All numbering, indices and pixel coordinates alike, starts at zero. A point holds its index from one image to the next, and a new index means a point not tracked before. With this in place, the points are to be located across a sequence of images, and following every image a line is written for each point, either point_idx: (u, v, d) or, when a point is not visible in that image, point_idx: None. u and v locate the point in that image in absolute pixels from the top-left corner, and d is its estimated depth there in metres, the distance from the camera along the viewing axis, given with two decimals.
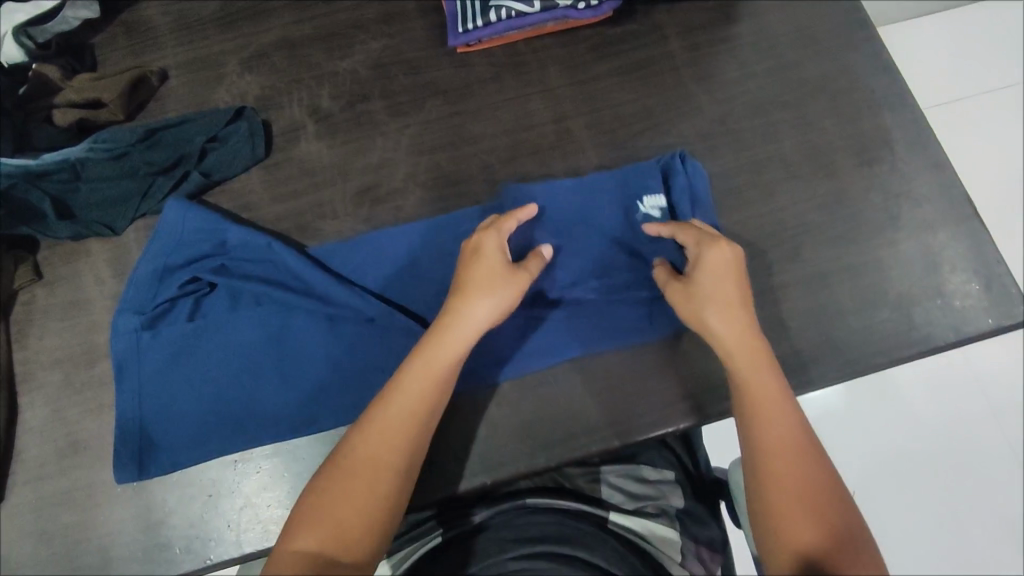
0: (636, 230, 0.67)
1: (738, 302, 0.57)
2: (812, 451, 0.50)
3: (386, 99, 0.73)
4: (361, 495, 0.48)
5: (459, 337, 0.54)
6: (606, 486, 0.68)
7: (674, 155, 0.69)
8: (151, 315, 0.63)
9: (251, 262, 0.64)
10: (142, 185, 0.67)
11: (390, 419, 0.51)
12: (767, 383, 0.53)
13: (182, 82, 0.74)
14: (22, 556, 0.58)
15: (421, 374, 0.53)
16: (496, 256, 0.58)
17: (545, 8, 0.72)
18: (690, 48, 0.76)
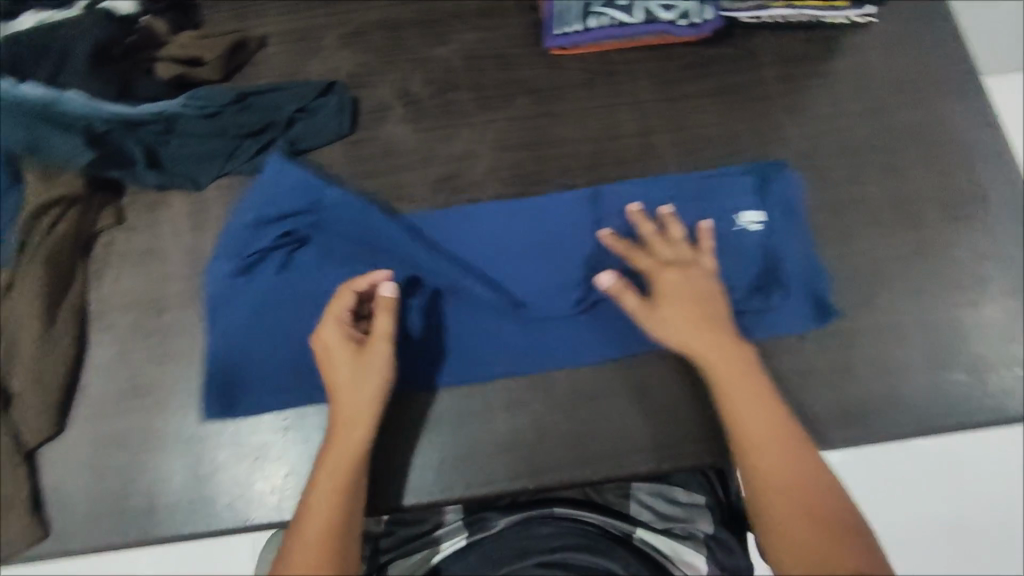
0: (730, 243, 0.67)
1: (701, 329, 0.57)
2: (793, 439, 0.54)
3: (475, 92, 0.74)
4: None
5: (346, 432, 0.56)
6: (635, 503, 0.69)
7: (773, 164, 0.70)
8: (244, 264, 0.63)
9: (344, 221, 0.64)
10: (230, 146, 0.69)
11: (309, 544, 0.52)
12: (753, 402, 0.55)
13: (280, 50, 0.75)
14: (75, 486, 0.60)
15: (327, 489, 0.54)
16: (342, 343, 0.57)
17: (647, 20, 0.71)
18: (786, 78, 0.74)
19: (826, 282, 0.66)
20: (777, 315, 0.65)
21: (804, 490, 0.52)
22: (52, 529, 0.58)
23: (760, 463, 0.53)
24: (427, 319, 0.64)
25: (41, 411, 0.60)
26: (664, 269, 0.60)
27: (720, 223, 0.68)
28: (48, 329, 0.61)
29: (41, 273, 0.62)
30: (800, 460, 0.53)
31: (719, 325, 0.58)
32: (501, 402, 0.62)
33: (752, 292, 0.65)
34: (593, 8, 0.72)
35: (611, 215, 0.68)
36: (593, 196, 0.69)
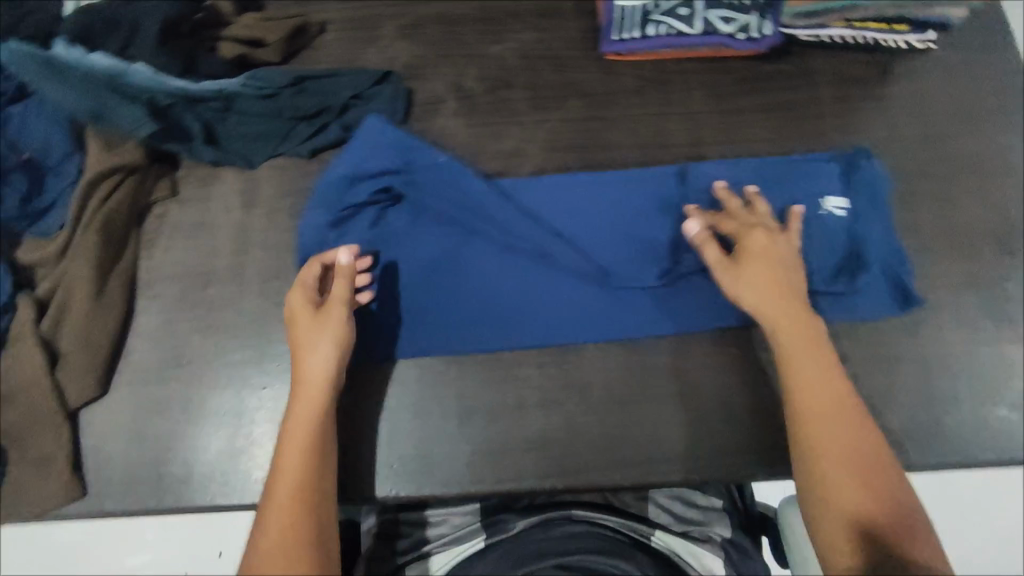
0: (813, 227, 0.67)
1: (780, 291, 0.58)
2: (857, 416, 0.53)
3: (528, 91, 0.74)
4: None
5: (305, 392, 0.57)
6: (653, 505, 0.68)
7: (859, 152, 0.70)
8: (336, 219, 0.66)
9: (438, 182, 0.66)
10: (285, 127, 0.70)
11: (280, 504, 0.51)
12: (819, 369, 0.55)
13: (338, 36, 0.76)
14: (116, 448, 0.61)
15: (297, 452, 0.54)
16: (307, 310, 0.59)
17: (705, 32, 0.71)
18: (841, 98, 0.74)
19: (908, 271, 0.66)
20: (859, 300, 0.65)
21: (862, 460, 0.51)
22: (91, 488, 0.60)
23: (817, 427, 0.53)
24: (508, 282, 0.65)
25: (86, 373, 0.61)
26: (752, 231, 0.61)
27: (804, 207, 0.67)
28: (99, 294, 0.63)
29: (96, 239, 0.63)
30: (859, 433, 0.52)
31: (795, 294, 0.59)
32: (537, 400, 0.63)
33: (835, 276, 0.65)
34: (653, 16, 0.72)
35: (697, 194, 0.68)
36: (679, 173, 0.69)
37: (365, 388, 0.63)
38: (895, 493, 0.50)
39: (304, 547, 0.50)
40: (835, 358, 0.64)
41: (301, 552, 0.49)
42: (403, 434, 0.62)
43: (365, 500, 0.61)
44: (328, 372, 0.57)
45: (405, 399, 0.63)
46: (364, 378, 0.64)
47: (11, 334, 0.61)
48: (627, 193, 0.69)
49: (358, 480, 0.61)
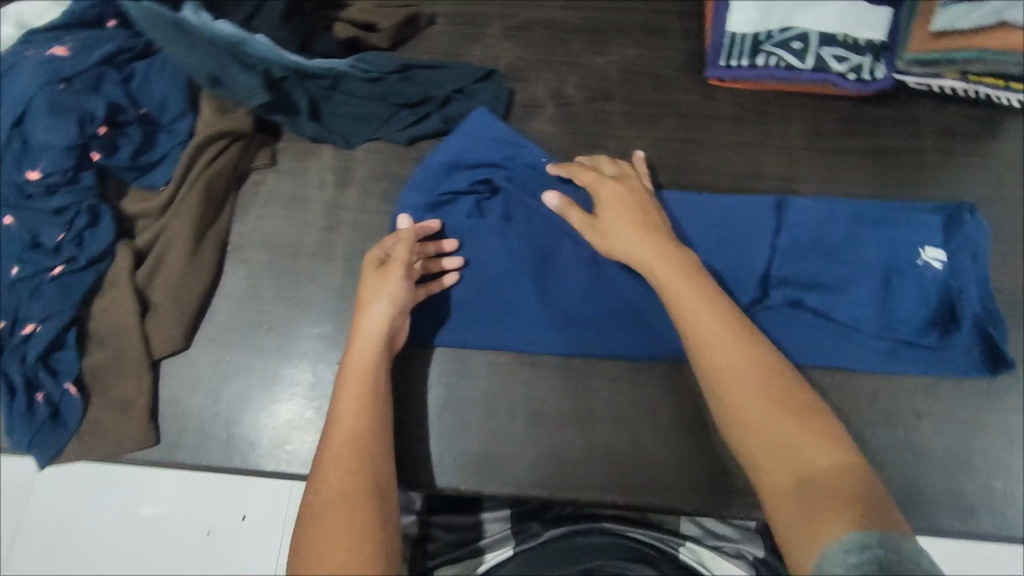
0: (909, 276, 0.65)
1: (651, 232, 0.58)
2: (744, 335, 0.52)
3: (626, 106, 0.74)
4: (339, 524, 0.47)
5: (364, 344, 0.57)
6: (687, 520, 0.70)
7: (963, 206, 0.67)
8: (436, 201, 0.68)
9: (534, 183, 0.68)
10: (386, 113, 0.71)
11: (338, 452, 0.51)
12: (711, 310, 0.53)
13: (446, 30, 0.77)
14: (192, 401, 0.63)
15: (355, 402, 0.54)
16: (372, 269, 0.60)
17: (816, 68, 0.71)
18: (944, 150, 0.72)
19: (1003, 333, 0.63)
20: (945, 355, 0.64)
21: (780, 400, 0.49)
22: (162, 438, 0.62)
23: (725, 378, 0.50)
24: (592, 285, 0.65)
25: (173, 326, 0.63)
26: (605, 181, 0.63)
27: (901, 254, 0.66)
28: (194, 252, 0.65)
29: (197, 198, 0.65)
30: (771, 369, 0.50)
31: (660, 231, 0.59)
32: (606, 414, 0.63)
33: (925, 329, 0.64)
34: (763, 46, 0.71)
35: (793, 226, 0.67)
36: (777, 206, 0.68)
37: (435, 372, 0.65)
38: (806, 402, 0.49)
39: (360, 497, 0.49)
40: (913, 414, 0.63)
41: (356, 499, 0.49)
42: (471, 429, 0.63)
43: (426, 488, 0.62)
44: (387, 329, 0.58)
45: (475, 394, 0.64)
46: (431, 367, 0.65)
47: (108, 279, 0.63)
48: (723, 215, 0.68)
49: (421, 467, 0.62)
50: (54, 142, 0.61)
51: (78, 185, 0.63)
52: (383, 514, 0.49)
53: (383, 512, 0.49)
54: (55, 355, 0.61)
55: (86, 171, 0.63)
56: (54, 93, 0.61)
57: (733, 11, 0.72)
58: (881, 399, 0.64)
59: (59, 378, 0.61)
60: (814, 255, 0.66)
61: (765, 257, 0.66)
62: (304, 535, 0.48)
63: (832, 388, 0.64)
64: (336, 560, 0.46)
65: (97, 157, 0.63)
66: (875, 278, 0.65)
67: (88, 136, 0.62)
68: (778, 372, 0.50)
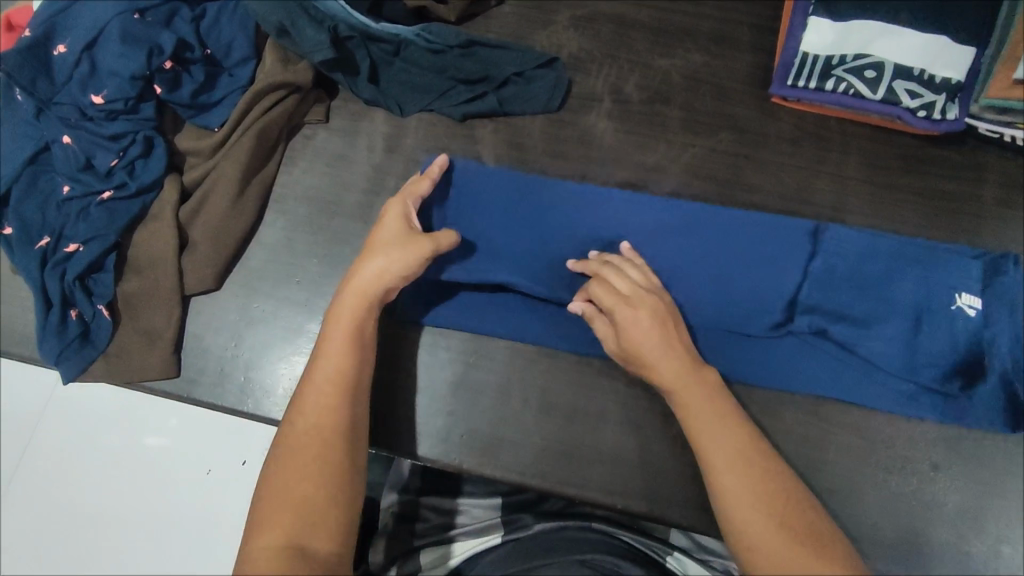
0: (940, 319, 0.63)
1: (679, 350, 0.57)
2: (752, 451, 0.52)
3: (684, 112, 0.73)
4: (307, 465, 0.49)
5: (363, 290, 0.57)
6: (674, 532, 0.71)
7: (1006, 256, 0.65)
8: (473, 188, 0.68)
9: (569, 195, 0.68)
10: (444, 86, 0.71)
11: (320, 390, 0.53)
12: (717, 420, 0.53)
13: (514, 12, 0.77)
14: (214, 341, 0.65)
15: (341, 345, 0.54)
16: (396, 223, 0.60)
17: (885, 100, 0.69)
18: (1005, 203, 0.70)
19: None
20: (966, 406, 0.62)
21: (783, 509, 0.49)
22: (182, 372, 0.64)
23: (728, 486, 0.50)
24: None
25: (207, 266, 0.64)
26: (626, 308, 0.57)
27: (936, 296, 0.64)
28: (237, 196, 0.66)
29: (249, 143, 0.66)
30: (772, 478, 0.51)
31: (683, 345, 0.58)
32: (618, 417, 0.62)
33: (947, 376, 0.62)
34: (834, 70, 0.70)
35: (829, 254, 0.65)
36: (814, 231, 0.66)
37: (455, 349, 0.65)
38: (805, 513, 0.50)
39: (334, 439, 0.50)
40: (930, 465, 0.62)
41: (330, 438, 0.50)
42: (481, 410, 0.63)
43: (431, 461, 0.62)
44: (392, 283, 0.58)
45: (491, 376, 0.64)
46: (453, 346, 0.65)
47: (153, 211, 0.65)
48: (758, 232, 0.66)
49: (428, 439, 0.62)
50: (121, 70, 0.62)
51: (138, 115, 0.64)
52: (353, 459, 0.51)
53: (354, 457, 0.51)
54: (93, 276, 0.63)
55: (147, 103, 0.64)
56: (127, 22, 0.62)
57: (809, 30, 0.71)
58: (900, 444, 0.62)
59: (93, 298, 0.63)
60: (848, 286, 0.65)
61: (795, 281, 0.65)
62: (272, 468, 0.50)
63: (849, 427, 0.63)
64: (303, 493, 0.48)
65: (159, 91, 0.64)
66: (904, 318, 0.63)
67: (154, 69, 0.63)
68: (783, 483, 0.51)
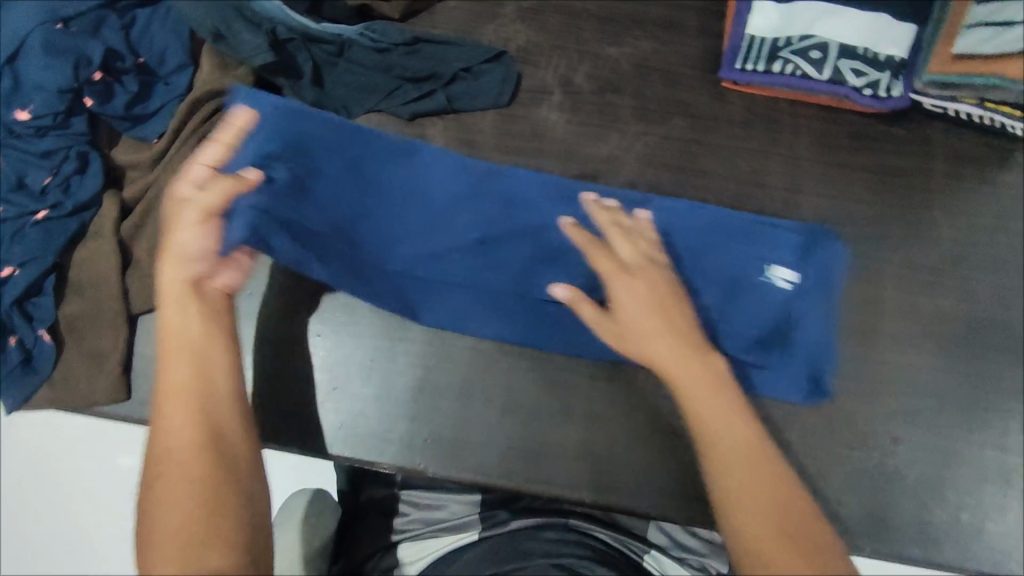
0: (751, 292, 0.64)
1: (675, 332, 0.55)
2: (758, 449, 0.50)
3: (635, 101, 0.73)
4: (182, 493, 0.43)
5: (180, 282, 0.51)
6: (655, 528, 0.70)
7: (818, 229, 0.67)
8: (304, 140, 0.62)
9: (385, 157, 0.64)
10: (390, 86, 0.70)
11: (173, 409, 0.46)
12: (726, 412, 0.51)
13: (460, 7, 0.75)
14: None
15: (185, 358, 0.49)
16: (186, 185, 0.54)
17: (832, 80, 0.69)
18: (951, 176, 0.71)
19: (829, 360, 0.64)
20: (766, 374, 0.63)
21: (777, 504, 0.47)
22: (132, 394, 0.61)
23: (739, 486, 0.48)
24: (428, 268, 0.63)
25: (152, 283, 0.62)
26: (621, 276, 0.57)
27: (748, 270, 0.64)
28: None
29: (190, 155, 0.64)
30: (775, 472, 0.49)
31: (684, 335, 0.56)
32: (583, 411, 0.62)
33: (753, 347, 0.63)
34: (781, 53, 0.70)
35: (649, 225, 0.65)
36: (636, 201, 0.66)
37: (415, 352, 0.64)
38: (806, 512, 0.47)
39: (195, 453, 0.44)
40: (891, 438, 0.63)
41: (191, 455, 0.44)
42: (444, 413, 0.62)
43: (396, 468, 0.61)
44: (203, 259, 0.53)
45: (455, 379, 0.63)
46: (414, 350, 0.64)
47: (93, 229, 0.62)
48: (573, 199, 0.65)
49: (392, 447, 0.61)
50: (46, 84, 0.59)
51: (69, 130, 0.62)
52: (221, 468, 0.45)
53: (223, 464, 0.45)
54: (32, 300, 0.60)
55: (77, 116, 0.62)
56: (50, 33, 0.60)
57: (755, 12, 0.71)
58: (861, 420, 0.63)
59: (34, 324, 0.60)
60: (658, 255, 0.64)
61: None
62: (145, 505, 0.44)
63: (812, 409, 0.63)
64: (177, 521, 0.42)
65: (90, 104, 0.62)
66: (719, 290, 0.64)
67: (83, 81, 0.61)
68: (787, 481, 0.49)
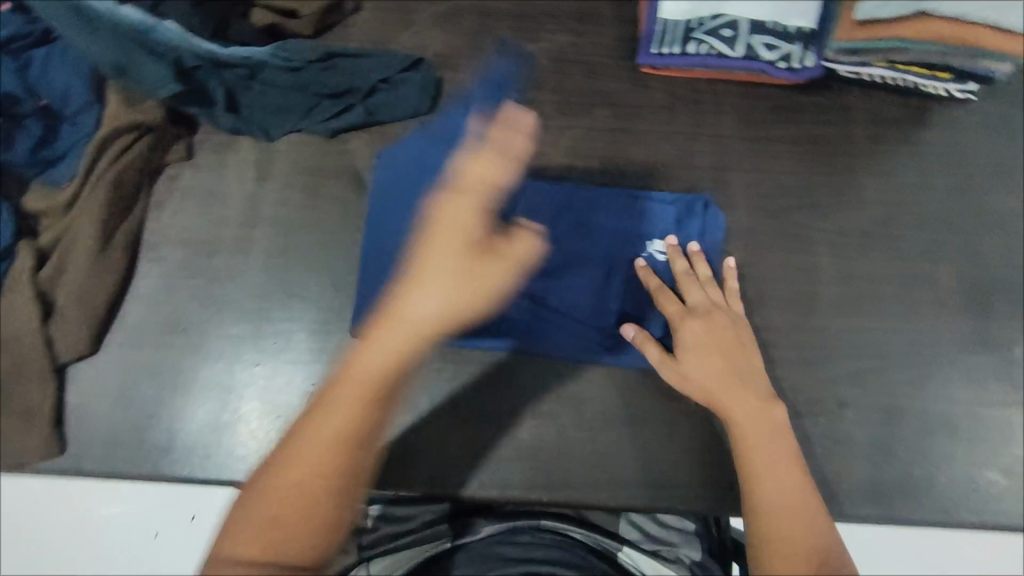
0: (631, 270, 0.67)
1: (739, 372, 0.57)
2: (801, 494, 0.51)
3: (557, 95, 0.73)
4: (290, 515, 0.45)
5: (397, 334, 0.47)
6: (624, 521, 0.63)
7: (699, 199, 0.68)
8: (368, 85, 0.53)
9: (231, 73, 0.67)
10: (309, 104, 0.68)
11: (323, 437, 0.46)
12: (773, 448, 0.53)
13: (373, 16, 0.74)
14: (99, 412, 0.61)
15: (351, 389, 0.47)
16: (474, 228, 0.47)
17: (746, 56, 0.70)
18: (873, 140, 0.72)
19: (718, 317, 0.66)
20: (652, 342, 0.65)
21: (806, 546, 0.49)
22: (68, 447, 0.60)
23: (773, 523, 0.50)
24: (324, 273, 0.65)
25: (77, 330, 0.61)
26: (686, 318, 0.60)
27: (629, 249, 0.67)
28: (101, 252, 0.62)
29: (104, 195, 0.63)
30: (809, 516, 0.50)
31: (749, 374, 0.57)
32: (530, 408, 0.63)
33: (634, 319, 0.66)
34: (695, 33, 0.70)
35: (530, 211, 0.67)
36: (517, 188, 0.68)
37: None
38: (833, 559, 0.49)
39: (329, 498, 0.46)
40: (836, 402, 0.63)
41: (327, 494, 0.46)
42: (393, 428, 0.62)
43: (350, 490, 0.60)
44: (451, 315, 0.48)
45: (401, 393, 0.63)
46: None
47: (9, 281, 0.61)
48: None
49: None
50: None
51: None
52: (336, 512, 0.46)
53: (339, 511, 0.47)
54: None
55: None
56: None
57: None
58: (806, 388, 0.64)
59: None
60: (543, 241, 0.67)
61: None
62: (251, 499, 0.46)
63: None
64: (250, 543, 0.45)
65: None
66: (596, 270, 0.66)
67: None
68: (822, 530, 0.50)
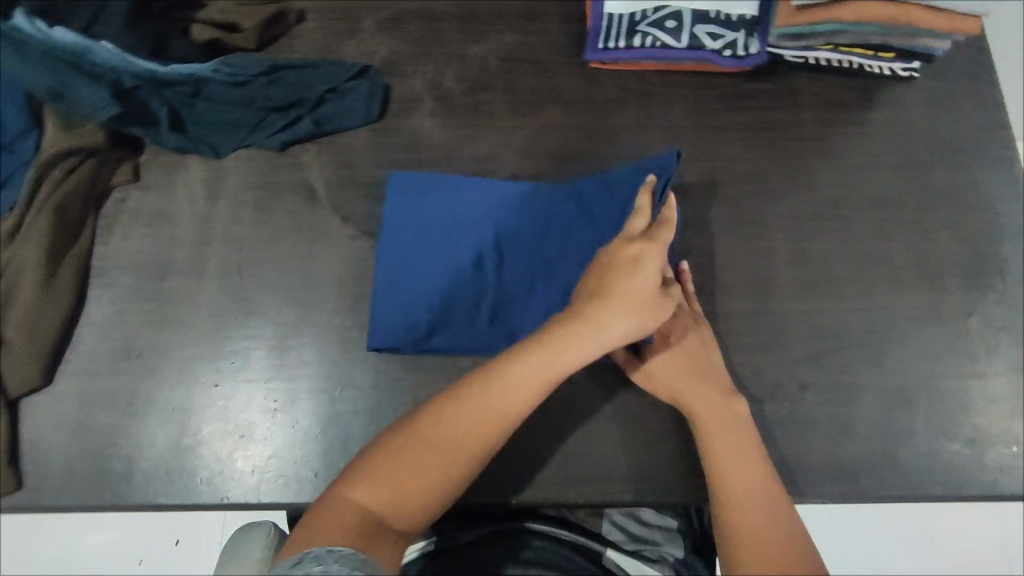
0: None
1: (703, 378, 0.58)
2: (767, 493, 0.52)
3: (507, 95, 0.73)
4: (429, 471, 0.51)
5: (580, 346, 0.54)
6: (607, 522, 0.66)
7: None
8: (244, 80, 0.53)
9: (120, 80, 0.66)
10: (257, 118, 0.68)
11: (484, 412, 0.53)
12: (739, 452, 0.54)
13: (317, 27, 0.74)
14: (55, 445, 0.60)
15: (523, 374, 0.54)
16: (651, 279, 0.56)
17: (692, 46, 0.70)
18: (822, 123, 0.73)
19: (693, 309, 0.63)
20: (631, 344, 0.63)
21: (775, 545, 0.49)
22: (25, 482, 0.59)
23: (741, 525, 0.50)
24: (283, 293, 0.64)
25: (27, 362, 0.60)
26: None
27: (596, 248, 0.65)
28: (48, 280, 0.61)
29: (47, 222, 0.61)
30: (777, 515, 0.51)
31: (716, 380, 0.58)
32: None
33: None
34: (639, 26, 0.71)
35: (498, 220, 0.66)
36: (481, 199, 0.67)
37: (319, 385, 0.62)
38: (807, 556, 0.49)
39: (457, 470, 0.51)
40: (797, 385, 0.64)
41: (464, 468, 0.52)
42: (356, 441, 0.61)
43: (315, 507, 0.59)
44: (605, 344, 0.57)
45: (364, 404, 0.62)
46: (319, 384, 0.62)
47: None
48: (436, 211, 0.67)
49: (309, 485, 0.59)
50: None
51: None
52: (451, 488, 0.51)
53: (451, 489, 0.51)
54: None
55: None
56: None
57: None
58: (768, 373, 0.64)
59: None
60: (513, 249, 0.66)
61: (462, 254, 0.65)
62: (396, 448, 0.51)
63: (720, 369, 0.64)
64: (373, 495, 0.48)
65: None
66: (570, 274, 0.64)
67: None
68: (792, 530, 0.50)
